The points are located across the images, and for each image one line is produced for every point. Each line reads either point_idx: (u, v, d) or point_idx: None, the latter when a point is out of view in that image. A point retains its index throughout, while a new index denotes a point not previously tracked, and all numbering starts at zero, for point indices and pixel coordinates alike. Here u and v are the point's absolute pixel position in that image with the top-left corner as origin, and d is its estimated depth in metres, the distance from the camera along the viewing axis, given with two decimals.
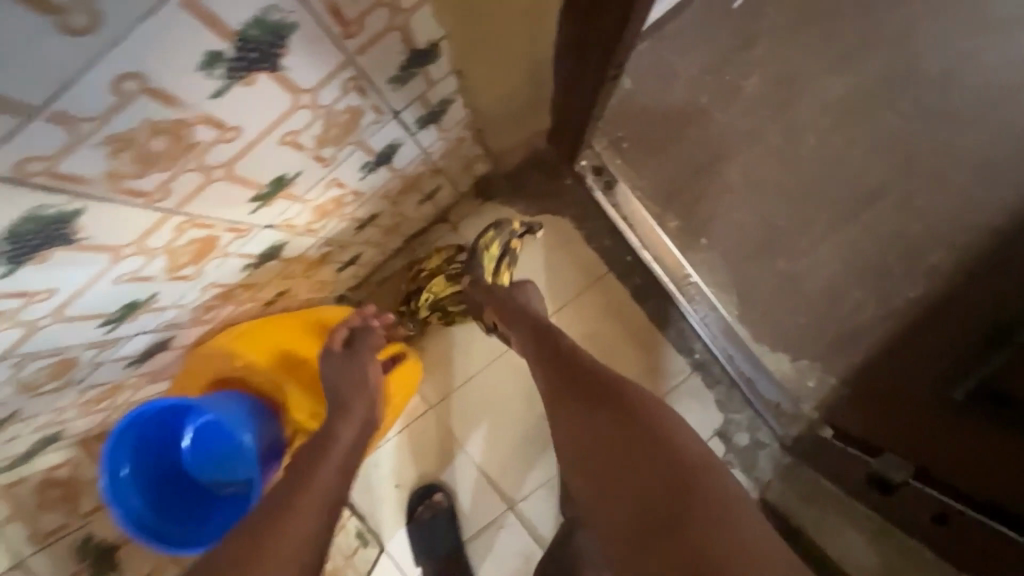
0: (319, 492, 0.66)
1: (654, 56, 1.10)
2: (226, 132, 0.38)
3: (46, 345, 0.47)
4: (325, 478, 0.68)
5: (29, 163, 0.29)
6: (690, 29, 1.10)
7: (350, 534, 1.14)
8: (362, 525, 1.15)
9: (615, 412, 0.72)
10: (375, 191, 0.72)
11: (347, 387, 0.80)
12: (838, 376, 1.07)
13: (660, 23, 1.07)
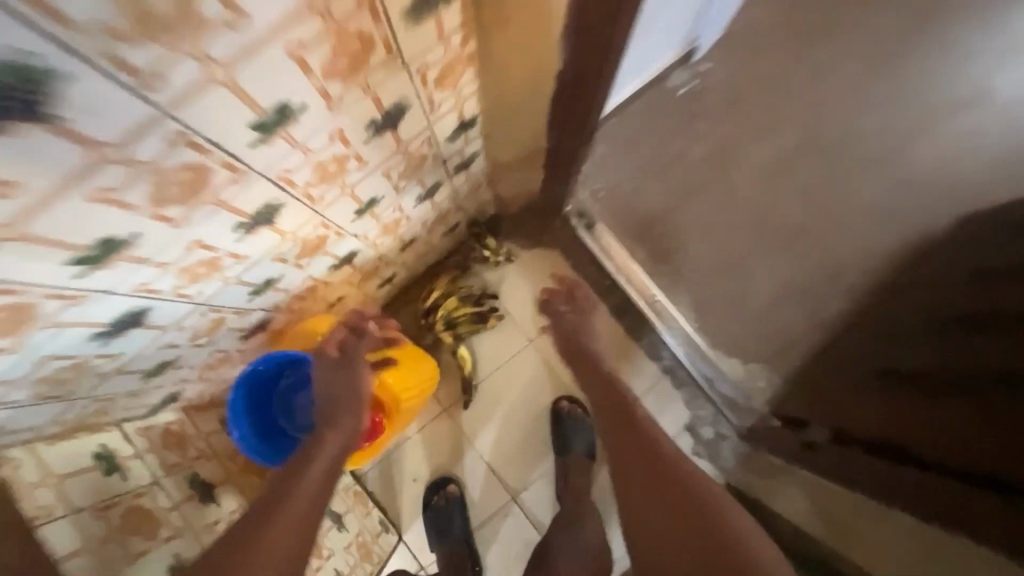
0: (298, 504, 0.71)
1: (621, 129, 1.43)
2: (361, 163, 0.65)
3: (220, 302, 0.70)
4: (304, 488, 0.74)
5: (282, 173, 0.55)
6: (647, 109, 1.43)
7: (374, 521, 1.29)
8: (384, 514, 1.32)
9: (666, 504, 0.77)
10: (419, 217, 0.99)
11: (331, 393, 0.90)
12: (782, 376, 1.32)
13: (624, 104, 1.40)
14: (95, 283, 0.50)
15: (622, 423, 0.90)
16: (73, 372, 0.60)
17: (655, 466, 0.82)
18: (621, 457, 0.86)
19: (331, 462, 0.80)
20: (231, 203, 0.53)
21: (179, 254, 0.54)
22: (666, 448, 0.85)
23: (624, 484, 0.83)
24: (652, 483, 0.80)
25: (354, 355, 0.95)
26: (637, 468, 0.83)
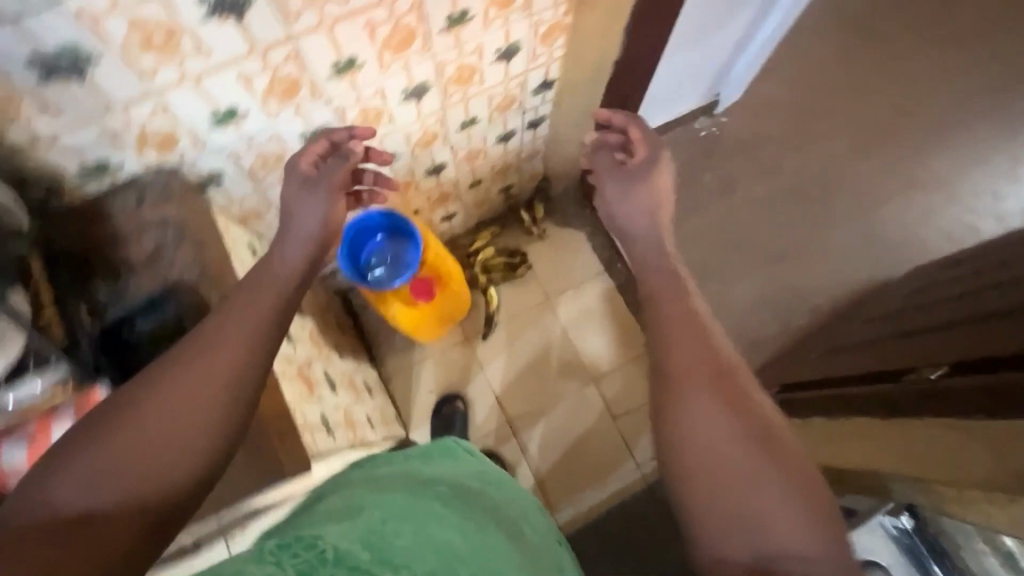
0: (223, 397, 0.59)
1: None
2: (480, 78, 0.99)
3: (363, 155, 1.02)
4: (221, 376, 0.59)
5: (443, 61, 0.89)
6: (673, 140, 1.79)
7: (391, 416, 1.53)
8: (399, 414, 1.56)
9: (730, 403, 0.61)
10: (491, 157, 1.32)
11: (304, 211, 0.82)
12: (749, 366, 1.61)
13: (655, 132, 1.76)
14: (327, 92, 0.82)
15: (700, 338, 0.68)
16: (272, 163, 0.91)
17: (724, 372, 0.65)
18: (686, 357, 0.66)
19: (243, 332, 0.64)
20: (411, 69, 0.87)
21: (371, 93, 0.87)
22: (722, 350, 0.68)
23: (684, 381, 0.64)
24: (711, 395, 0.62)
25: (333, 175, 0.85)
26: (699, 365, 0.65)
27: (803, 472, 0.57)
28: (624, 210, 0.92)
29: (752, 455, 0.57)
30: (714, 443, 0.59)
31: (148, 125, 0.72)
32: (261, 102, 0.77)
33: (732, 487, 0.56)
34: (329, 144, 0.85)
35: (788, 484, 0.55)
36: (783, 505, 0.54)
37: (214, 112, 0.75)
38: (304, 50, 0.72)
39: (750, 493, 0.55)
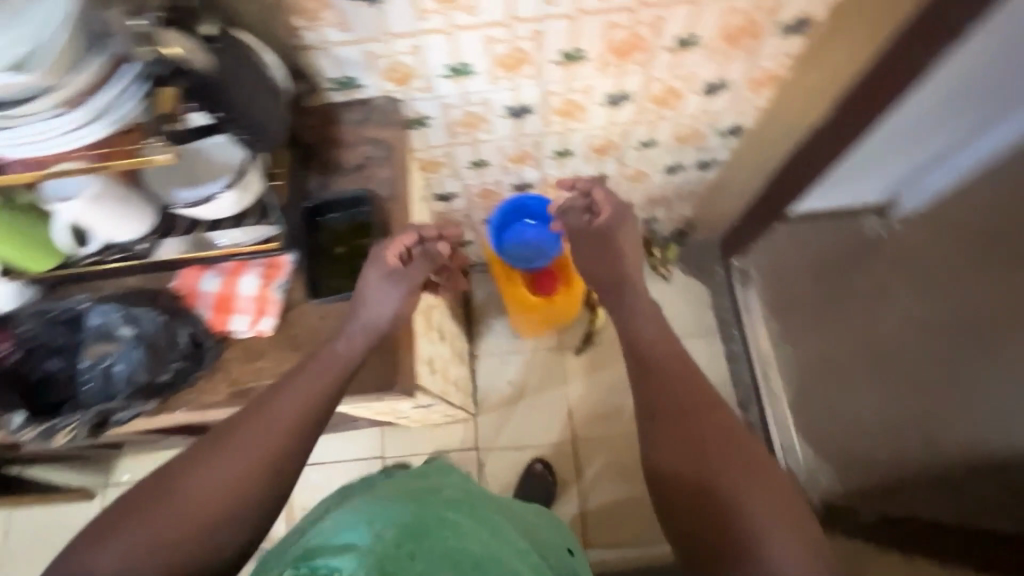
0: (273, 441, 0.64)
1: (801, 230, 1.65)
2: (679, 105, 1.02)
3: (545, 142, 1.09)
4: (274, 432, 0.64)
5: (655, 78, 0.93)
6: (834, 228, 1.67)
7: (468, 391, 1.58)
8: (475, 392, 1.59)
9: (728, 444, 0.69)
10: (651, 185, 1.34)
11: (377, 305, 0.75)
12: (845, 484, 1.48)
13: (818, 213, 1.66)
14: (546, 75, 0.89)
15: (695, 394, 0.75)
16: (472, 124, 1.00)
17: (714, 410, 0.73)
18: (683, 402, 0.74)
19: (306, 402, 0.67)
20: (623, 76, 0.92)
21: (580, 89, 0.94)
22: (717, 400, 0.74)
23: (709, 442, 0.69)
24: (706, 437, 0.70)
25: (417, 276, 0.79)
26: (695, 412, 0.73)
27: (791, 501, 0.64)
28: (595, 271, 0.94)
29: (779, 494, 0.64)
30: (714, 479, 0.66)
31: (398, 59, 0.82)
32: (490, 69, 0.86)
33: (733, 518, 0.63)
34: (418, 241, 0.79)
35: (779, 510, 0.63)
36: (779, 531, 0.61)
37: (451, 65, 0.84)
38: (546, 33, 0.80)
39: (753, 524, 0.62)
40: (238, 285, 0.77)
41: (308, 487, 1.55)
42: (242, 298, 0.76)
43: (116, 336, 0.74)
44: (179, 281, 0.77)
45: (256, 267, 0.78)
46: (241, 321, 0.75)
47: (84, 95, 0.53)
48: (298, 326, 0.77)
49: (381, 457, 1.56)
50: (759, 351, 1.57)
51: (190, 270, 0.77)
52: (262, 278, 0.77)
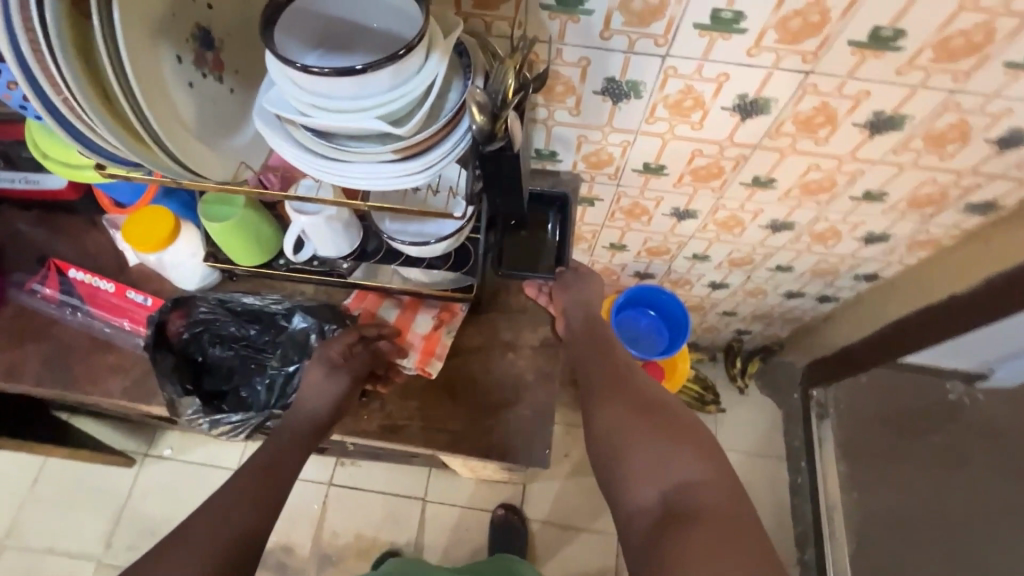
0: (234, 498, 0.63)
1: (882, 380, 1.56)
2: (832, 244, 1.05)
3: (688, 244, 1.12)
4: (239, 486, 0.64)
5: (824, 216, 0.97)
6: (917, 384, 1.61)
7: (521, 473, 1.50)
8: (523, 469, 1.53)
9: (635, 403, 0.74)
10: (764, 302, 1.35)
11: (315, 395, 0.73)
12: None
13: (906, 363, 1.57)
14: (728, 191, 0.93)
15: (625, 394, 0.75)
16: (634, 213, 1.04)
17: (625, 370, 0.79)
18: (598, 371, 0.79)
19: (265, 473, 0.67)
20: (796, 209, 0.95)
21: (751, 210, 0.98)
22: (645, 389, 0.76)
23: (651, 440, 0.69)
24: (616, 391, 0.76)
25: (358, 368, 0.74)
26: (608, 380, 0.77)
27: (691, 430, 0.70)
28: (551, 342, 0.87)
29: (713, 463, 0.67)
30: (621, 427, 0.71)
31: (604, 147, 0.86)
32: (679, 174, 0.90)
33: (639, 453, 0.68)
34: (357, 337, 0.75)
35: (679, 438, 0.69)
36: (679, 452, 0.67)
37: (649, 163, 0.89)
38: (752, 159, 0.84)
39: (664, 462, 0.67)
40: (414, 322, 0.78)
41: (343, 510, 1.50)
42: (415, 336, 0.77)
43: (308, 348, 0.78)
44: (354, 300, 0.79)
45: (432, 310, 0.79)
46: (410, 359, 0.76)
47: (422, 148, 0.51)
48: (460, 373, 0.78)
49: (422, 498, 1.52)
50: (826, 491, 1.53)
51: (367, 293, 0.79)
52: (437, 322, 0.78)
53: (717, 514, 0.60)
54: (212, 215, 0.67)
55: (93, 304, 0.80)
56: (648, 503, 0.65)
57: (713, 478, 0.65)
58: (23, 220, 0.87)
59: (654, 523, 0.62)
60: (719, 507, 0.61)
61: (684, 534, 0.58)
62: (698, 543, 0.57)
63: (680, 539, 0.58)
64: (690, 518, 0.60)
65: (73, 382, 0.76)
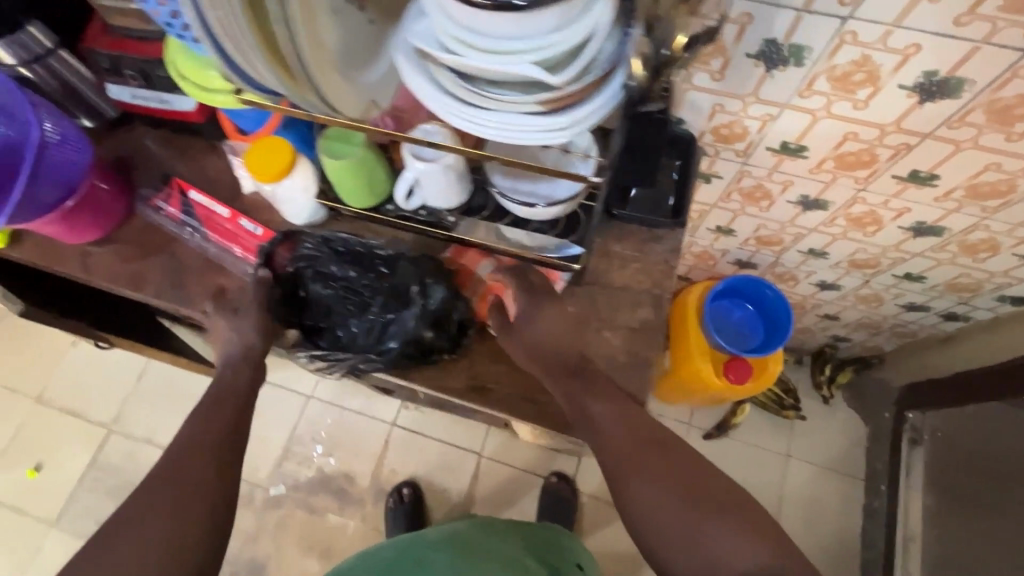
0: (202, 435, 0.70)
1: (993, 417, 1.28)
2: (982, 257, 0.91)
3: (807, 237, 1.02)
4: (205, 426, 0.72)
5: (984, 225, 0.84)
6: None
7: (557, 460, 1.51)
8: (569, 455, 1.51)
9: (670, 478, 0.65)
10: (875, 311, 1.22)
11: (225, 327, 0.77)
12: None
13: None
14: (875, 184, 0.82)
15: (658, 469, 0.66)
16: (754, 196, 0.95)
17: (652, 431, 0.68)
18: (623, 436, 0.67)
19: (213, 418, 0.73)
20: (951, 213, 0.83)
21: (894, 209, 0.87)
22: (677, 451, 0.67)
23: (700, 522, 0.62)
24: (648, 467, 0.66)
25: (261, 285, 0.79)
26: (634, 450, 0.67)
27: (731, 497, 0.64)
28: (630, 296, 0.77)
29: (767, 534, 0.62)
30: (660, 514, 0.63)
31: (741, 120, 0.78)
32: (821, 158, 0.80)
33: (682, 541, 0.62)
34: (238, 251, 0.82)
35: (729, 514, 0.63)
36: (732, 529, 0.62)
37: (788, 142, 0.79)
38: (917, 149, 0.73)
39: (715, 545, 0.61)
40: (511, 285, 0.76)
41: (403, 450, 1.57)
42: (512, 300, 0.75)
43: (406, 299, 0.75)
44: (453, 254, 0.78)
45: (532, 276, 0.76)
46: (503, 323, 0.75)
47: (569, 102, 0.46)
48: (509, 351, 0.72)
49: (479, 453, 1.56)
50: (905, 521, 1.40)
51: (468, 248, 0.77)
52: (537, 289, 0.76)
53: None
54: (331, 151, 0.66)
55: (209, 227, 0.83)
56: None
57: (771, 555, 0.60)
58: (153, 138, 0.91)
59: None
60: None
61: None
62: None
63: None
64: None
65: (187, 299, 0.80)
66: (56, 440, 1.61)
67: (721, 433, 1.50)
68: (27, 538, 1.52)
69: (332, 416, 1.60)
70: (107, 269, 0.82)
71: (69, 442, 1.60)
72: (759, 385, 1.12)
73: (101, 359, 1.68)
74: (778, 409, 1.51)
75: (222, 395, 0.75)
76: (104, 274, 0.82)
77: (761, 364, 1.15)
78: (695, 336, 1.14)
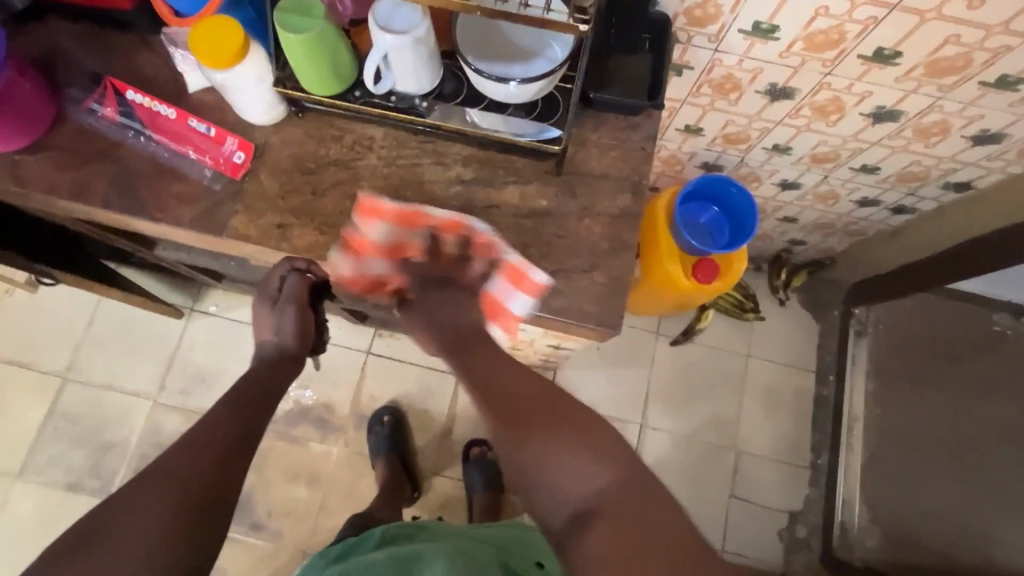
0: (244, 414, 0.72)
1: (915, 308, 1.40)
2: (933, 142, 0.96)
3: (772, 132, 1.04)
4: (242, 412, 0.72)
5: (938, 107, 0.88)
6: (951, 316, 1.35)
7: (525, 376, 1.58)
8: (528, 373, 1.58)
9: (526, 414, 0.66)
10: (831, 209, 1.28)
11: (158, 228, 0.75)
12: (883, 542, 1.41)
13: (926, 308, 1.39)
14: (843, 66, 0.83)
15: (517, 399, 0.67)
16: (723, 88, 0.94)
17: (517, 379, 0.70)
18: (484, 378, 0.70)
19: (235, 401, 0.73)
20: (908, 94, 0.86)
21: (859, 95, 0.89)
22: (542, 390, 0.69)
23: (546, 452, 0.63)
24: (491, 409, 0.68)
25: (178, 181, 0.75)
26: (499, 389, 0.69)
27: (583, 430, 0.64)
28: (609, 182, 0.77)
29: (613, 461, 0.62)
30: (514, 451, 0.64)
31: None
32: (792, 39, 0.80)
33: (538, 475, 0.63)
34: (146, 140, 0.76)
35: (566, 441, 0.63)
36: (578, 456, 0.62)
37: (761, 22, 0.79)
38: (884, 23, 0.74)
39: (564, 475, 0.62)
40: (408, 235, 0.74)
41: (381, 376, 1.57)
42: (457, 283, 0.78)
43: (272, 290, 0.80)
44: (335, 275, 0.75)
45: (466, 239, 0.75)
46: (520, 302, 0.72)
47: None
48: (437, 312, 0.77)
49: (456, 374, 1.58)
50: (850, 404, 1.53)
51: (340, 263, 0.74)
52: (492, 267, 0.75)
53: (625, 513, 0.58)
54: (294, 26, 0.60)
55: (154, 129, 0.77)
56: (554, 514, 0.62)
57: (614, 473, 0.61)
58: (74, 34, 0.80)
59: (562, 532, 0.60)
60: (628, 506, 0.58)
61: (594, 538, 0.57)
62: (601, 546, 0.56)
63: (587, 538, 0.57)
64: (596, 520, 0.58)
65: (140, 207, 0.74)
66: (7, 393, 1.52)
67: (683, 338, 1.58)
68: None
69: None
70: (43, 179, 0.74)
71: (23, 394, 1.52)
72: (728, 281, 1.17)
73: (42, 307, 1.57)
74: (736, 312, 1.58)
75: (258, 379, 0.78)
76: (39, 184, 0.74)
77: (725, 263, 1.19)
78: (659, 234, 1.16)
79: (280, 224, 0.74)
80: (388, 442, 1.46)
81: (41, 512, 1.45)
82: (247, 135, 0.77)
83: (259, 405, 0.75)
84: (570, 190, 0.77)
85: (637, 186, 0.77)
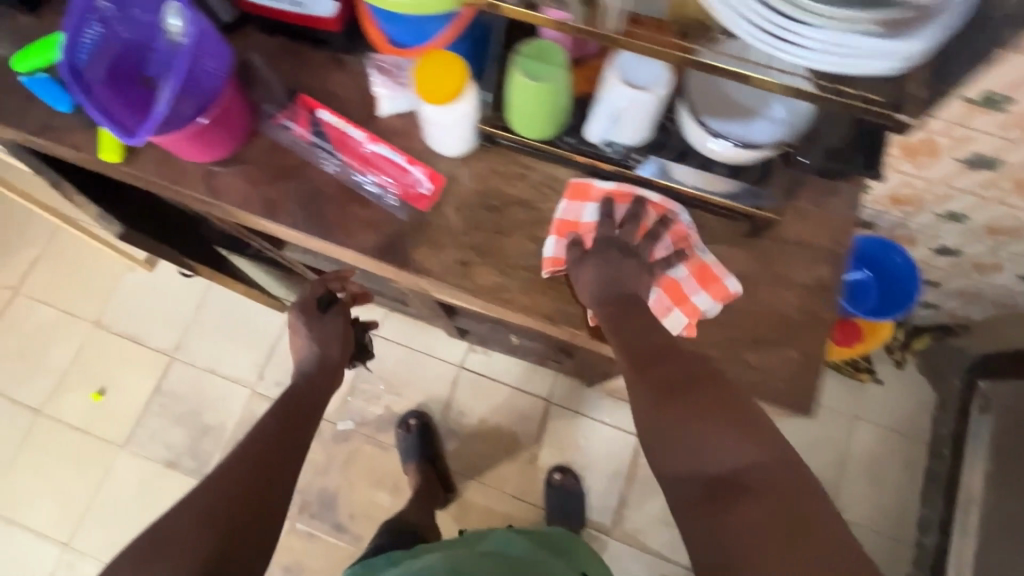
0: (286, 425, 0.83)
1: None
2: None
3: (953, 200, 0.96)
4: (283, 418, 0.84)
5: None
6: None
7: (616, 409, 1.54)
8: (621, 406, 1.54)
9: (668, 382, 0.62)
10: (986, 280, 1.19)
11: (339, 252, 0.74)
12: None
13: None
14: None
15: (660, 362, 0.63)
16: (915, 151, 0.88)
17: (663, 343, 0.65)
18: (621, 339, 0.66)
19: (284, 414, 0.85)
20: None
21: None
22: (691, 358, 0.64)
23: (689, 422, 0.59)
24: (632, 368, 0.64)
25: (363, 207, 0.75)
26: (643, 352, 0.65)
27: (735, 404, 0.59)
28: (805, 250, 0.72)
29: (766, 439, 0.56)
30: (652, 416, 0.61)
31: None
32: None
33: (677, 444, 0.59)
34: (334, 161, 0.76)
35: (718, 413, 0.58)
36: (729, 432, 0.57)
37: (991, 92, 0.72)
38: None
39: (705, 447, 0.57)
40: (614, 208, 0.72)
41: (472, 392, 1.57)
42: (638, 256, 0.71)
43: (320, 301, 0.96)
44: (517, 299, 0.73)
45: (665, 225, 0.71)
46: (708, 303, 0.70)
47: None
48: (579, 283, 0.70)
49: (546, 399, 1.56)
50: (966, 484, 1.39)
51: (563, 200, 0.73)
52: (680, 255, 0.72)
53: (778, 496, 0.52)
54: (530, 73, 0.59)
55: (343, 151, 0.76)
56: (692, 486, 0.57)
57: (762, 453, 0.55)
58: (271, 48, 0.81)
59: (701, 502, 0.55)
60: (780, 487, 0.53)
61: (739, 512, 0.52)
62: (752, 523, 0.51)
63: (733, 513, 0.52)
64: (745, 495, 0.53)
65: (326, 229, 0.74)
66: (117, 365, 1.58)
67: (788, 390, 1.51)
68: (97, 458, 1.53)
69: (397, 355, 1.58)
70: (235, 193, 0.76)
71: (132, 368, 1.58)
72: (869, 347, 1.11)
73: (156, 286, 1.63)
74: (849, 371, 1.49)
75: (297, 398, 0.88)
76: (232, 197, 0.75)
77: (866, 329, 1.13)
78: None
79: (460, 260, 0.73)
80: (417, 448, 1.45)
81: (141, 485, 1.51)
82: (435, 167, 0.76)
83: (300, 417, 0.86)
84: (762, 255, 0.72)
85: (834, 257, 0.72)
